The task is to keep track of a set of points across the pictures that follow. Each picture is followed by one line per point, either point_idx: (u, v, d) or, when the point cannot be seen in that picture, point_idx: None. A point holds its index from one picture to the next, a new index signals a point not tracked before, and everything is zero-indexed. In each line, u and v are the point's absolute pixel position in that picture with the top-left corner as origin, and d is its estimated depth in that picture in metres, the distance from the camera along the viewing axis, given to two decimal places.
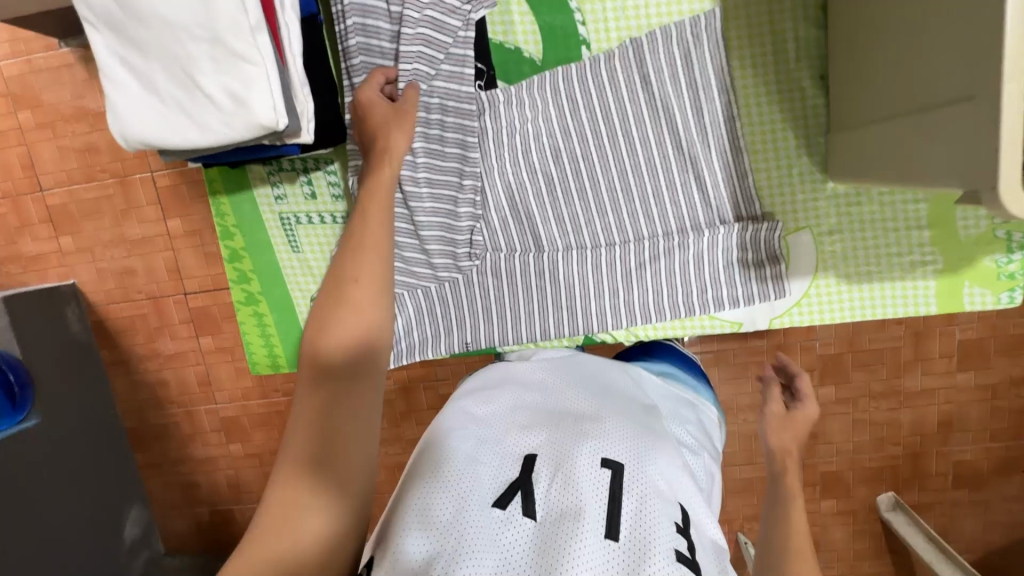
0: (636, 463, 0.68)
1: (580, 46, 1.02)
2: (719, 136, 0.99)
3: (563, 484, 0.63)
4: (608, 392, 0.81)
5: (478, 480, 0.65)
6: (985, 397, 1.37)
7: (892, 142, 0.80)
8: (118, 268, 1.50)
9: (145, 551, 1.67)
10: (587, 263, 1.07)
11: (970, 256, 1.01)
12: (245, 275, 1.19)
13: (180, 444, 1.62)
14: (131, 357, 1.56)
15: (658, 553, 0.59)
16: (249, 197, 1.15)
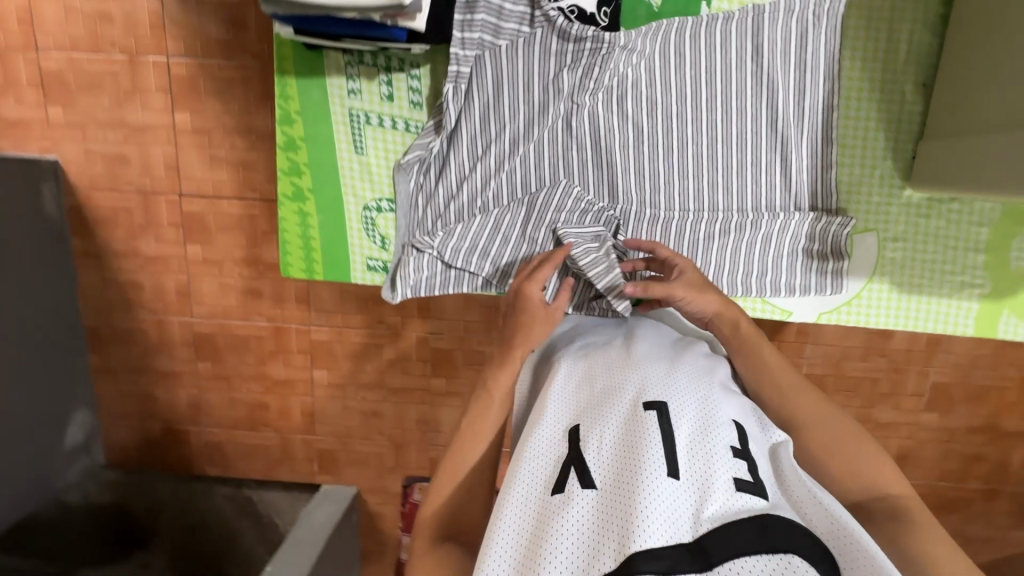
0: (679, 409, 0.76)
1: (700, 3, 1.00)
2: (814, 120, 1.01)
3: (612, 448, 0.71)
4: (642, 350, 0.88)
5: (537, 460, 0.74)
6: (942, 438, 1.46)
7: (1005, 147, 0.86)
8: (110, 153, 1.38)
9: (83, 458, 1.59)
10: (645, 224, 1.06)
11: (1014, 287, 1.07)
12: (297, 168, 1.10)
13: (143, 354, 1.52)
14: (105, 252, 1.45)
15: (717, 483, 0.66)
16: (319, 83, 1.06)
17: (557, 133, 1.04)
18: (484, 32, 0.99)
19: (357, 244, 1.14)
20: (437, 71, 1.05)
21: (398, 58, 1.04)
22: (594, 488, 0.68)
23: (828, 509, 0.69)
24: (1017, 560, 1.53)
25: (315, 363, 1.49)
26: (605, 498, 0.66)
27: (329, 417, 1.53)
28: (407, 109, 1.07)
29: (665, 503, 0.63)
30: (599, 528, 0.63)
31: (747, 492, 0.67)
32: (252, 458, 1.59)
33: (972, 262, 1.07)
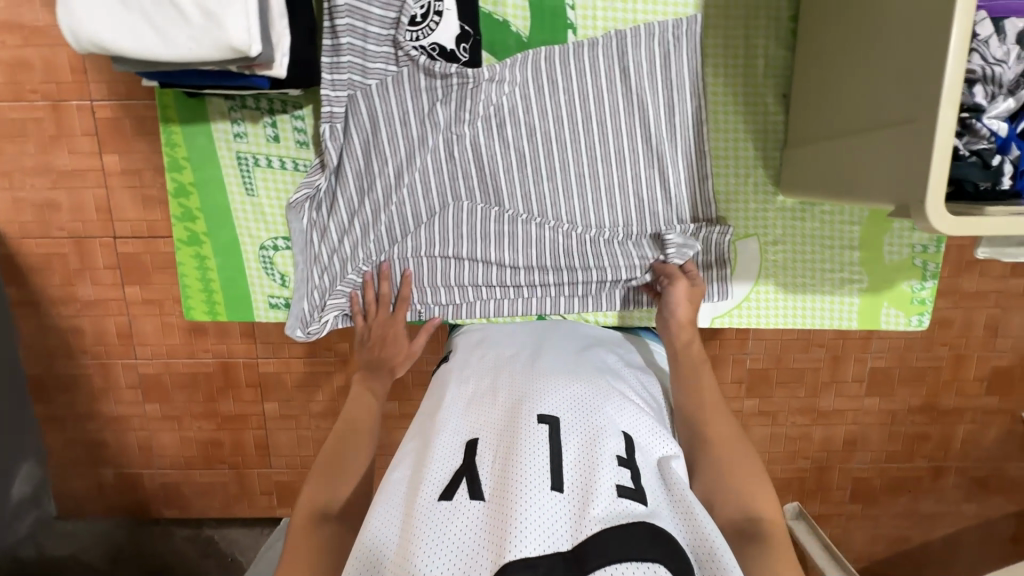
0: (571, 423, 0.80)
1: (566, 30, 1.03)
2: (688, 137, 1.05)
3: (503, 459, 0.74)
4: (544, 366, 0.92)
5: (429, 468, 0.75)
6: (886, 421, 1.50)
7: (849, 153, 0.88)
8: (39, 200, 1.36)
9: (33, 513, 1.51)
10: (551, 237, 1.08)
11: (891, 281, 1.12)
12: (190, 214, 1.13)
13: (88, 400, 1.49)
14: (42, 299, 1.43)
15: (599, 491, 0.70)
16: (205, 130, 1.08)
17: (442, 164, 1.05)
18: (352, 73, 1.00)
19: (257, 284, 1.15)
20: (319, 110, 1.06)
21: (280, 100, 1.05)
22: (480, 499, 0.69)
23: (698, 519, 0.73)
24: (970, 532, 1.58)
25: (265, 396, 1.48)
26: (489, 507, 0.68)
27: (284, 448, 1.51)
28: (294, 149, 1.08)
29: (546, 514, 0.66)
30: (478, 537, 0.65)
31: (627, 497, 0.71)
32: (208, 498, 1.56)
33: (850, 258, 1.11)
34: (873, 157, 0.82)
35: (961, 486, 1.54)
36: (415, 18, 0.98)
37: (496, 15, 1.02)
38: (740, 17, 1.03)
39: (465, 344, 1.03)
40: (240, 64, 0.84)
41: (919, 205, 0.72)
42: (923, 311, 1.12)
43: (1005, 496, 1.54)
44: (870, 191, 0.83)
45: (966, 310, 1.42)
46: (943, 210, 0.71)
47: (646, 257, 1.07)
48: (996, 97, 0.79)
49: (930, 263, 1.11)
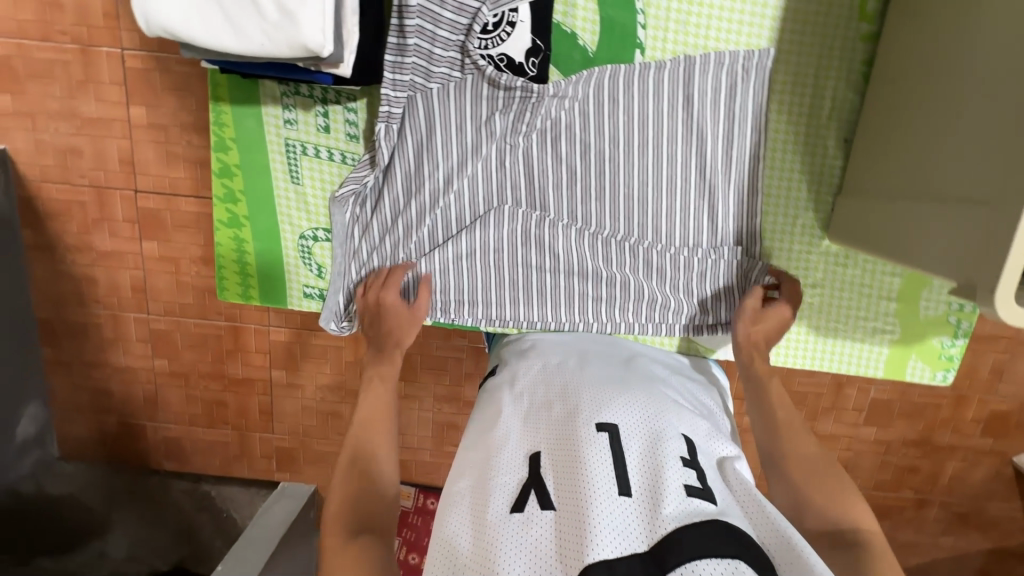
0: (631, 429, 0.81)
1: (634, 49, 1.00)
2: (737, 174, 1.05)
3: (569, 467, 0.75)
4: (594, 376, 0.93)
5: (493, 479, 0.76)
6: (879, 450, 1.53)
7: (913, 211, 0.89)
8: (62, 145, 1.34)
9: (36, 452, 1.55)
10: (583, 246, 1.08)
11: (922, 334, 1.13)
12: (232, 195, 1.12)
13: (97, 349, 1.50)
14: (57, 244, 1.42)
15: (668, 495, 0.72)
16: (255, 112, 1.07)
17: (492, 174, 1.05)
18: (415, 74, 0.98)
19: (295, 274, 1.16)
20: (373, 105, 1.04)
21: (334, 91, 1.03)
22: (551, 509, 0.71)
23: (772, 515, 0.75)
24: (943, 563, 1.63)
25: (274, 363, 1.49)
26: (562, 517, 0.69)
27: (289, 416, 1.54)
28: (344, 142, 1.06)
29: (619, 522, 0.68)
30: (554, 544, 0.67)
31: (698, 498, 0.73)
32: (209, 455, 1.59)
33: (882, 307, 1.12)
34: (934, 220, 0.85)
35: (940, 519, 1.59)
36: (486, 26, 0.96)
37: (565, 26, 1.00)
38: (815, 50, 1.01)
39: (512, 354, 1.03)
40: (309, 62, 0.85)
41: (988, 292, 0.73)
42: (949, 367, 1.14)
43: (982, 533, 1.59)
44: (924, 256, 0.86)
45: (975, 353, 1.43)
46: (1013, 304, 0.71)
47: (680, 281, 1.09)
48: None
49: (964, 321, 1.12)
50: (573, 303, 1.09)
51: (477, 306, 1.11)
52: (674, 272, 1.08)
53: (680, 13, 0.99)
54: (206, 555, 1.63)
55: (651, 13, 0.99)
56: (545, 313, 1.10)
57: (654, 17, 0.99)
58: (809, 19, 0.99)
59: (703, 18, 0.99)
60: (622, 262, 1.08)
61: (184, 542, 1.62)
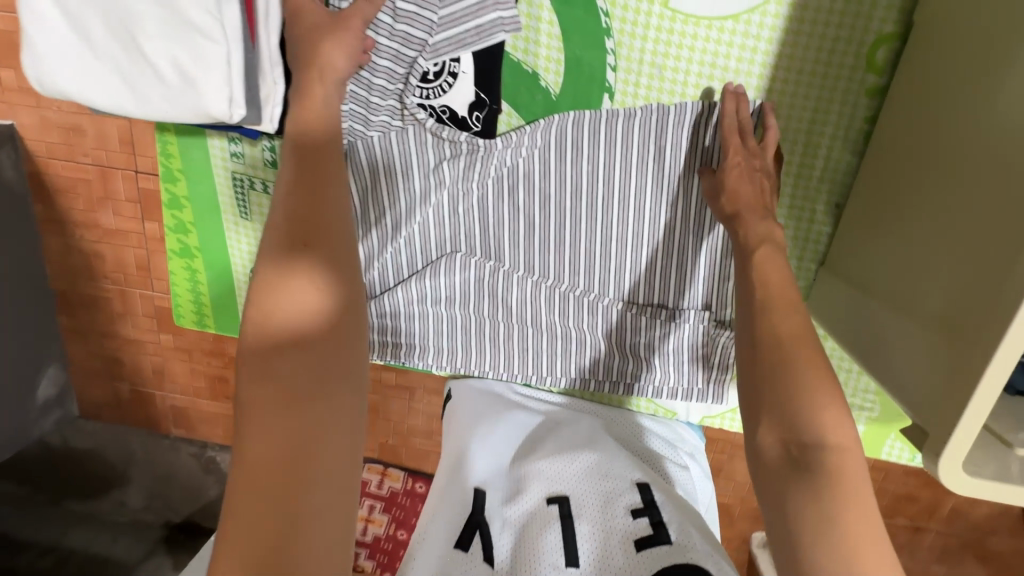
0: (583, 491, 0.96)
1: (604, 93, 1.04)
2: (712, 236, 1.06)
3: (519, 522, 0.92)
4: (556, 441, 1.07)
5: (451, 521, 0.94)
6: (876, 476, 1.46)
7: (878, 325, 0.97)
8: (65, 123, 1.35)
9: (58, 411, 1.67)
10: (540, 291, 1.13)
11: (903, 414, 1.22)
12: (187, 221, 1.25)
13: (107, 320, 1.56)
14: (67, 219, 1.46)
15: (613, 541, 0.88)
16: (201, 147, 1.21)
17: (450, 222, 1.10)
18: (354, 121, 1.02)
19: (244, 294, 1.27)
20: None
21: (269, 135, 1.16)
22: (499, 548, 0.88)
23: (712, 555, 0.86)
24: None
25: None
26: (509, 561, 0.86)
27: None
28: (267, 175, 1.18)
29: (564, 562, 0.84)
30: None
31: (645, 547, 0.86)
32: (213, 424, 1.67)
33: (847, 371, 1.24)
34: (894, 338, 0.94)
35: (933, 548, 1.54)
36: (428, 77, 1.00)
37: (526, 61, 1.04)
38: (810, 107, 1.03)
39: (486, 397, 1.17)
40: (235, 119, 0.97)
41: (932, 456, 0.79)
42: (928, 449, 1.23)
43: (976, 562, 1.54)
44: (894, 380, 0.92)
45: None
46: (955, 470, 0.77)
47: (638, 338, 1.13)
48: None
49: None
50: (520, 352, 1.18)
51: (438, 352, 1.19)
52: (622, 332, 1.13)
53: (653, 61, 1.01)
54: (212, 513, 1.74)
55: (622, 55, 1.01)
56: (498, 362, 1.19)
57: (628, 61, 1.02)
58: (799, 73, 1.00)
59: (682, 61, 1.01)
60: (571, 312, 1.13)
61: (193, 498, 1.75)
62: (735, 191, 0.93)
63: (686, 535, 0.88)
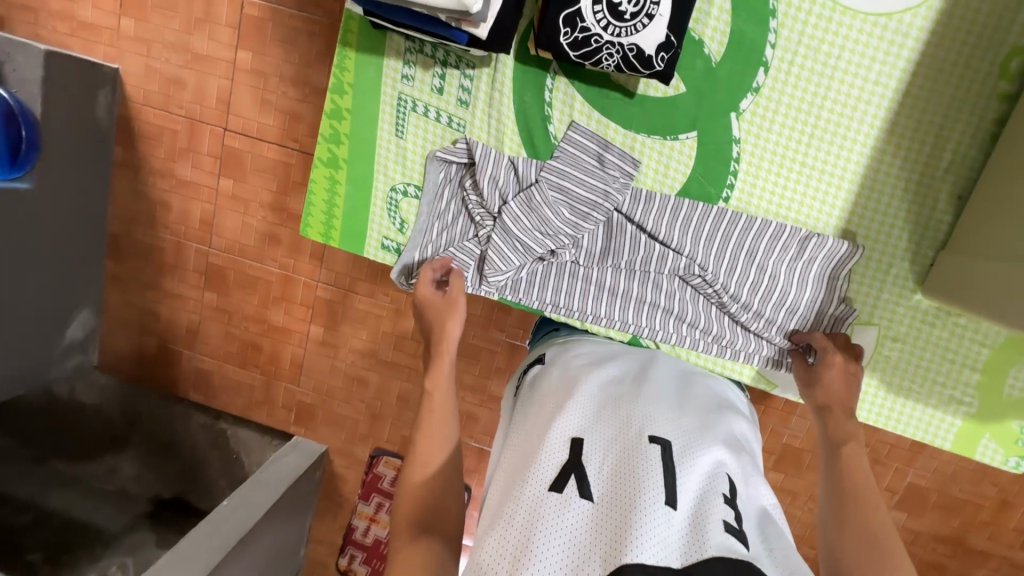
0: (684, 445, 0.57)
1: (730, 112, 0.74)
2: (822, 245, 0.75)
3: (617, 465, 0.53)
4: (653, 384, 0.67)
5: (533, 459, 0.55)
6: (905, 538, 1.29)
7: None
8: (169, 75, 1.38)
9: (77, 356, 1.61)
10: (704, 248, 0.77)
11: (999, 406, 0.78)
12: (337, 138, 0.85)
13: (157, 271, 1.55)
14: (143, 165, 1.47)
15: (711, 522, 0.50)
16: (375, 62, 0.81)
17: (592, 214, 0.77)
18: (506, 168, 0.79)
19: (376, 223, 0.88)
20: (497, 75, 0.78)
21: (456, 52, 0.78)
22: (592, 500, 0.50)
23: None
24: None
25: (314, 319, 1.51)
26: (601, 518, 0.49)
27: (317, 372, 1.55)
28: (453, 106, 0.80)
29: (660, 533, 0.47)
30: (589, 545, 0.47)
31: (732, 536, 0.50)
32: (234, 393, 1.63)
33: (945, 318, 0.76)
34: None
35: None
36: (621, 10, 0.63)
37: (693, 31, 0.72)
38: None
39: (569, 351, 0.75)
40: (450, 14, 0.63)
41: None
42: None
43: None
44: None
45: None
46: None
47: (805, 295, 0.77)
48: None
49: None
50: (641, 305, 0.79)
51: (540, 288, 0.81)
52: (801, 299, 0.77)
53: None
54: (207, 492, 1.62)
55: None
56: (610, 314, 0.80)
57: (790, 50, 0.71)
58: (924, 112, 0.71)
59: None
60: (738, 271, 0.77)
61: (187, 476, 1.62)
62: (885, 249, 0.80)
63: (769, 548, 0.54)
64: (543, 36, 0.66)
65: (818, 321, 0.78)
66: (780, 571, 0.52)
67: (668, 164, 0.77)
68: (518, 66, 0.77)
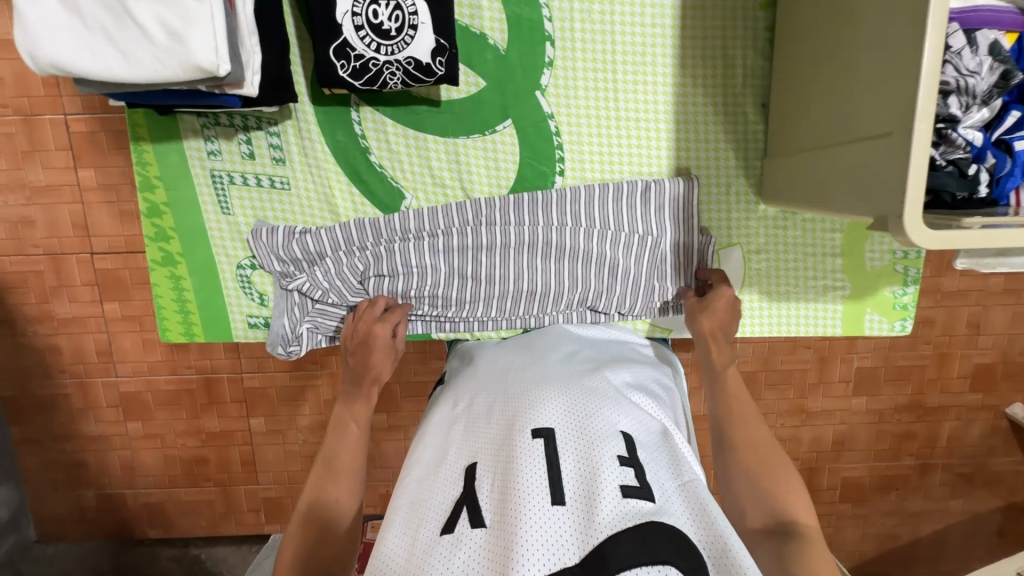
0: (572, 428, 0.57)
1: (534, 91, 0.76)
2: (662, 189, 0.77)
3: (504, 475, 0.53)
4: (543, 370, 0.67)
5: (428, 501, 0.54)
6: (872, 420, 1.27)
7: (841, 171, 0.61)
8: (12, 217, 1.24)
9: (12, 535, 1.44)
10: (550, 225, 0.78)
11: (870, 283, 0.83)
12: (164, 234, 0.83)
13: (68, 420, 1.39)
14: (17, 317, 1.31)
15: (603, 497, 0.49)
16: (176, 148, 0.79)
17: (439, 233, 0.78)
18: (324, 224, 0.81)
19: (235, 305, 0.85)
20: (301, 127, 0.77)
21: (254, 114, 0.77)
22: (483, 525, 0.50)
23: (716, 510, 0.53)
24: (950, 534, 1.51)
25: (251, 413, 1.40)
26: (494, 537, 0.48)
27: (272, 464, 1.44)
28: (270, 167, 0.79)
29: (549, 534, 0.47)
30: (487, 569, 0.46)
31: (630, 501, 0.50)
32: (193, 516, 1.48)
33: (797, 216, 0.81)
34: (860, 170, 0.58)
35: (980, 499, 1.31)
36: (384, 28, 0.64)
37: (470, 27, 0.73)
38: None
39: (469, 361, 0.74)
40: (207, 83, 0.63)
41: (897, 217, 0.52)
42: (907, 317, 0.84)
43: None
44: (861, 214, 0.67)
45: None
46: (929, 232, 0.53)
47: (666, 239, 0.79)
48: (970, 110, 0.60)
49: (912, 268, 0.82)
50: (515, 299, 0.79)
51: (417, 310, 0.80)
52: (667, 243, 0.79)
53: None
54: None
55: None
56: (489, 314, 0.80)
57: (566, 19, 0.73)
58: (704, 39, 0.75)
59: None
60: (596, 230, 0.78)
61: None
62: (709, 189, 0.80)
63: (676, 498, 0.53)
64: (323, 74, 0.66)
65: (681, 257, 0.80)
66: (687, 516, 0.52)
67: (496, 159, 0.78)
68: (318, 108, 0.76)
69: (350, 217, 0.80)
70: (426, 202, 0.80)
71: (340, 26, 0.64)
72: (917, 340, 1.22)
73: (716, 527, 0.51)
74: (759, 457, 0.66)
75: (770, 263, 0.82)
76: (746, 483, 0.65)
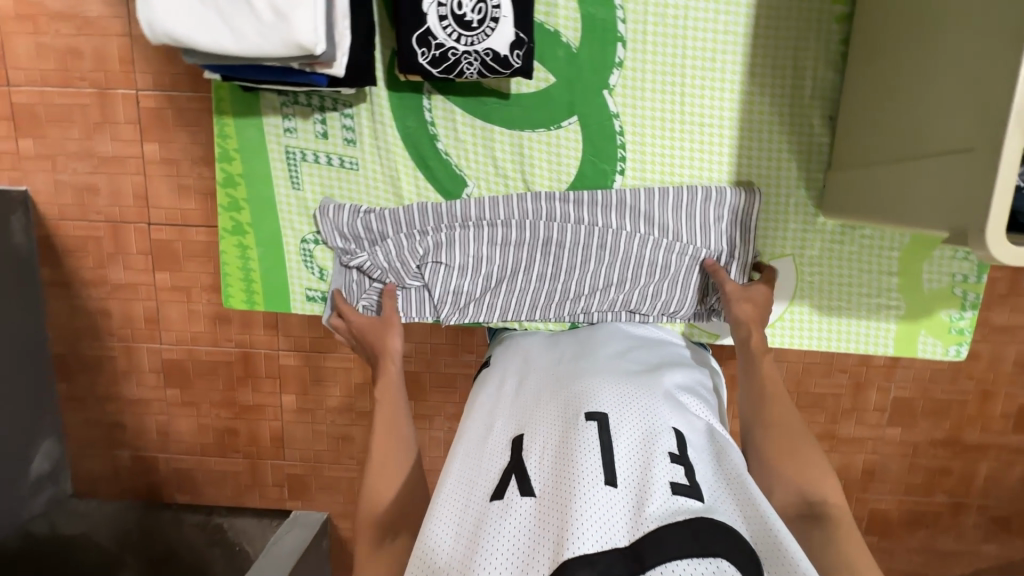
0: (624, 418, 0.58)
1: (602, 90, 0.77)
2: (721, 195, 0.78)
3: (557, 455, 0.54)
4: (595, 361, 0.68)
5: (478, 471, 0.56)
6: (906, 452, 1.23)
7: (913, 185, 0.61)
8: (81, 184, 1.30)
9: (49, 488, 1.47)
10: (608, 222, 0.79)
11: (925, 304, 0.82)
12: (236, 203, 0.87)
13: (111, 381, 1.45)
14: (73, 279, 1.37)
15: (655, 488, 0.50)
16: (256, 123, 0.83)
17: (498, 222, 0.80)
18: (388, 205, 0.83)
19: (296, 277, 0.88)
20: (375, 110, 0.80)
21: (331, 96, 0.80)
22: (534, 497, 0.51)
23: (763, 514, 0.53)
24: None
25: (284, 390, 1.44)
26: (545, 511, 0.49)
27: (298, 442, 1.47)
28: (341, 147, 0.82)
29: (601, 513, 0.48)
30: (536, 540, 0.48)
31: (681, 496, 0.50)
32: (219, 486, 1.52)
33: (854, 231, 0.80)
34: (935, 185, 0.58)
35: (1013, 544, 1.27)
36: (467, 20, 0.66)
37: (546, 24, 0.75)
38: None
39: (517, 347, 0.75)
40: (300, 61, 0.66)
41: (978, 232, 0.52)
42: (962, 342, 0.82)
43: None
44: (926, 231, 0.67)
45: None
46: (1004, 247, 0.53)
47: (723, 245, 0.79)
48: None
49: (971, 292, 0.81)
50: (566, 292, 0.81)
51: (468, 297, 0.82)
52: (723, 249, 0.79)
53: None
54: None
55: None
56: (539, 306, 0.82)
57: (640, 21, 0.75)
58: (776, 48, 0.75)
59: None
60: (651, 231, 0.79)
61: None
62: (767, 198, 0.79)
63: (725, 499, 0.54)
64: (403, 60, 0.68)
65: (735, 264, 0.80)
66: (734, 516, 0.52)
67: (558, 154, 0.80)
68: (392, 93, 0.79)
69: (412, 200, 0.83)
70: (487, 191, 0.82)
71: (425, 15, 0.67)
72: (960, 374, 1.19)
73: (763, 532, 0.51)
74: (812, 475, 0.66)
75: (821, 277, 0.82)
76: (795, 500, 0.65)
